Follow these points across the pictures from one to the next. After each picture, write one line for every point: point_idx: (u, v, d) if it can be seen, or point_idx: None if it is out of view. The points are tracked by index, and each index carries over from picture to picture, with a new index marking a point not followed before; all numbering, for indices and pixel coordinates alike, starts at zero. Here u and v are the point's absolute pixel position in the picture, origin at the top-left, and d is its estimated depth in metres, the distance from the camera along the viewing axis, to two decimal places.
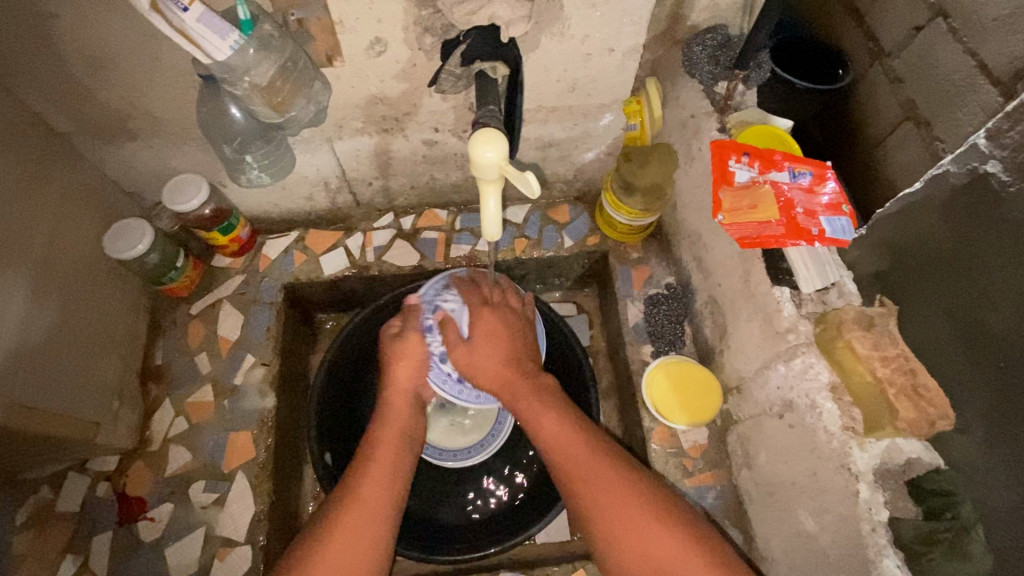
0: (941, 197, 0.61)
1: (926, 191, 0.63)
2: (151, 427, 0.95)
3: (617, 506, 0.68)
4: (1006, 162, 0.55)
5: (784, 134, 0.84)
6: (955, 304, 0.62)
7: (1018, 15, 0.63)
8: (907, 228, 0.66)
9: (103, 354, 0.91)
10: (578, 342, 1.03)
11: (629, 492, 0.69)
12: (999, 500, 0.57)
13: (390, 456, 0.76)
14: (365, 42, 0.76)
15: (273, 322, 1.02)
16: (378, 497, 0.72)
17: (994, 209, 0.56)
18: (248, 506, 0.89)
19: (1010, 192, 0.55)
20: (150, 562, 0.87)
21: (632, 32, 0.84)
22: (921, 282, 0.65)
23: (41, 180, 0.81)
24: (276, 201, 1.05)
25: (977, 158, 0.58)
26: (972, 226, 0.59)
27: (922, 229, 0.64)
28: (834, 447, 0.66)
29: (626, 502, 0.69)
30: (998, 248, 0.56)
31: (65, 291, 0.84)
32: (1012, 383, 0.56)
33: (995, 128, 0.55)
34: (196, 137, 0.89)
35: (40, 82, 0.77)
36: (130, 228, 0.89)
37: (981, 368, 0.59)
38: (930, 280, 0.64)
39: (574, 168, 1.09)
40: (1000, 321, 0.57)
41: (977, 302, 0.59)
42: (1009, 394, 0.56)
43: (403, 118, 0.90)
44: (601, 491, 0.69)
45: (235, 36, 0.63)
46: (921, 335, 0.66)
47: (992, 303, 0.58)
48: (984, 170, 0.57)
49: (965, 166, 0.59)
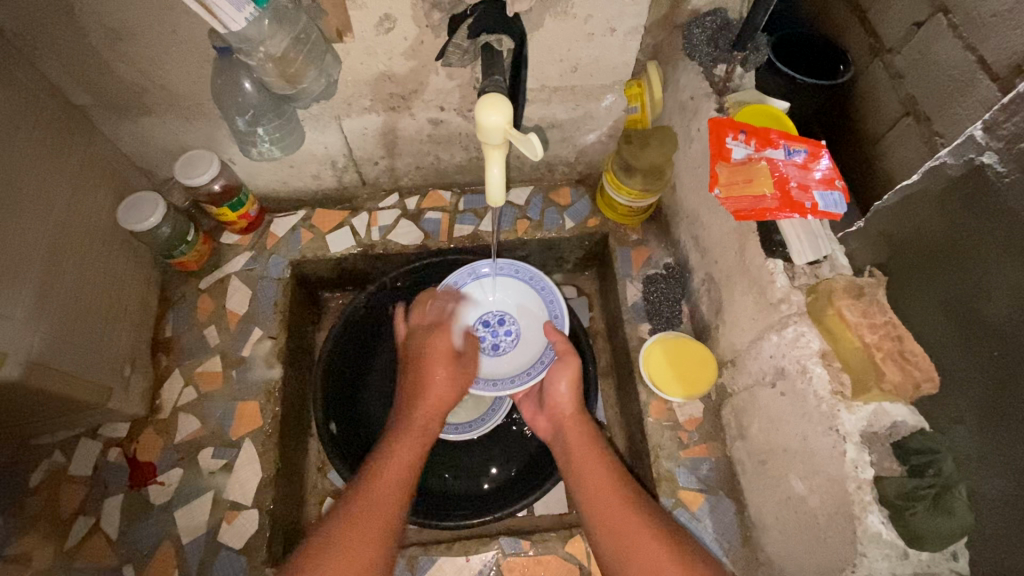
0: (938, 188, 0.63)
1: (923, 183, 0.65)
2: (161, 395, 0.97)
3: (642, 547, 0.70)
4: (1001, 153, 0.57)
5: (781, 114, 0.86)
6: (950, 292, 0.64)
7: (1016, 10, 0.70)
8: (905, 219, 0.68)
9: (116, 323, 0.93)
10: (579, 325, 1.06)
11: (649, 528, 0.72)
12: (986, 488, 0.59)
13: (405, 458, 0.75)
14: (375, 19, 0.78)
15: (280, 297, 1.05)
16: (391, 497, 0.71)
17: (992, 199, 0.58)
18: (254, 472, 0.92)
19: (1004, 183, 0.57)
20: (160, 524, 0.89)
21: (634, 13, 0.86)
22: (919, 272, 0.67)
23: (59, 150, 0.84)
24: (283, 178, 1.08)
25: (974, 149, 0.60)
26: (971, 219, 0.60)
27: (919, 220, 0.66)
28: (823, 410, 0.68)
29: (649, 537, 0.71)
30: (993, 240, 0.58)
31: (79, 262, 0.87)
32: (1006, 367, 0.57)
33: (991, 120, 0.58)
34: (209, 113, 0.92)
35: (60, 54, 0.80)
36: (143, 201, 0.91)
37: (979, 353, 0.61)
38: (927, 271, 0.66)
39: (576, 150, 1.11)
40: (996, 310, 0.59)
41: (971, 289, 0.62)
42: (1002, 376, 0.58)
43: (410, 96, 0.93)
44: (619, 516, 0.74)
45: (250, 7, 0.64)
46: (917, 320, 0.68)
47: (985, 292, 0.60)
48: (981, 161, 0.59)
49: (963, 157, 0.60)
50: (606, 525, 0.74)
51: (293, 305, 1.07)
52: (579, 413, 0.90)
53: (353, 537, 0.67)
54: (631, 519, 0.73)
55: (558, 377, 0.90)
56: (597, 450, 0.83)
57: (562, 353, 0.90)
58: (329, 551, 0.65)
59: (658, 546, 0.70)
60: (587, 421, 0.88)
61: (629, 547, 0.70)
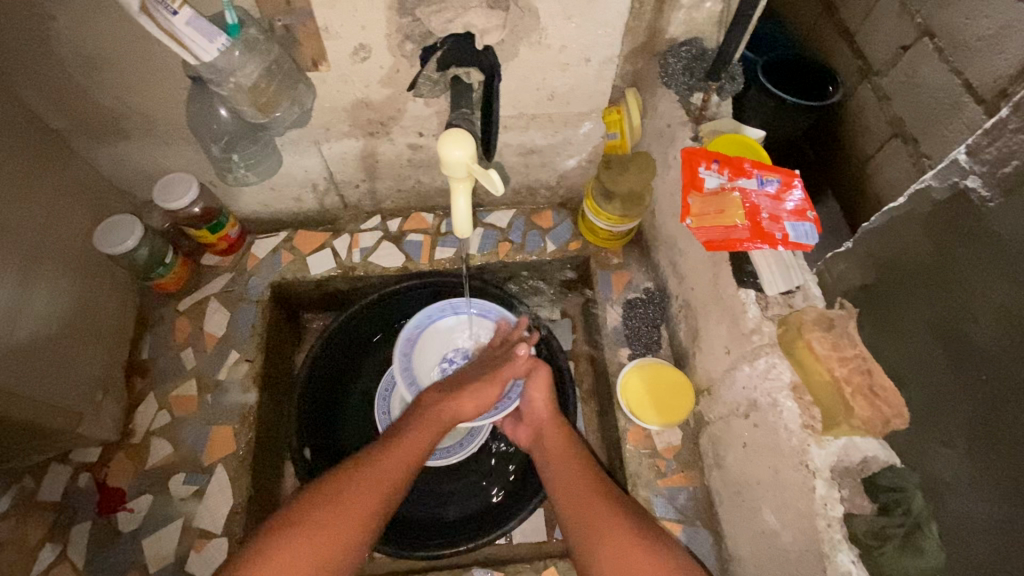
0: (923, 212, 0.63)
1: (909, 205, 0.65)
2: (134, 419, 0.97)
3: (606, 535, 0.74)
4: (985, 177, 0.56)
5: (755, 143, 0.86)
6: (937, 316, 0.62)
7: None
8: (891, 241, 0.67)
9: (90, 346, 0.93)
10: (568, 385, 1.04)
11: (622, 523, 0.75)
12: (977, 513, 0.58)
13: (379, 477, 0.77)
14: (349, 48, 0.79)
15: (259, 320, 1.04)
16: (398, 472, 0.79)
17: (975, 224, 0.57)
18: (226, 499, 0.91)
19: (989, 207, 0.56)
20: (128, 551, 0.88)
21: (607, 43, 0.87)
22: (905, 296, 0.66)
23: (34, 174, 0.84)
24: (265, 201, 1.08)
25: (958, 173, 0.59)
26: (958, 243, 0.60)
27: (906, 242, 0.65)
28: (793, 445, 0.67)
29: (623, 533, 0.73)
30: (979, 264, 0.57)
31: (52, 285, 0.86)
32: (994, 395, 0.56)
33: (975, 144, 0.57)
34: (187, 137, 0.92)
35: (36, 79, 0.80)
36: (121, 225, 0.91)
37: (967, 374, 0.59)
38: (915, 294, 0.65)
39: (557, 174, 1.12)
40: (984, 334, 0.57)
41: (956, 313, 0.60)
42: (987, 402, 0.57)
43: (388, 122, 0.93)
44: (593, 519, 0.76)
45: (224, 39, 0.65)
46: (897, 347, 0.67)
47: (971, 315, 0.59)
48: (964, 185, 0.58)
49: (946, 181, 0.60)
50: (580, 526, 0.77)
51: (272, 327, 1.06)
52: (559, 414, 0.93)
53: (348, 504, 0.73)
54: (610, 523, 0.75)
55: (534, 389, 0.93)
56: (573, 447, 0.88)
57: (527, 371, 0.94)
58: (326, 516, 0.72)
59: (636, 546, 0.72)
60: (567, 424, 0.92)
61: (597, 531, 0.75)
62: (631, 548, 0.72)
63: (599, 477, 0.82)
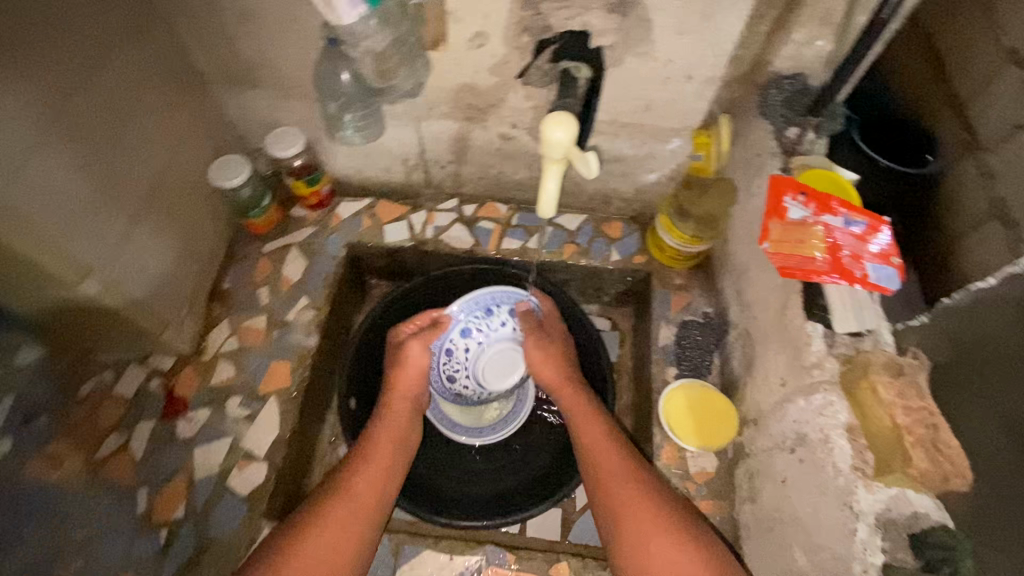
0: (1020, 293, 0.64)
1: (1003, 287, 0.66)
2: (208, 339, 1.05)
3: (625, 519, 0.76)
4: None
5: (846, 182, 0.84)
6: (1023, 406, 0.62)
7: None
8: (975, 323, 0.68)
9: (186, 265, 1.02)
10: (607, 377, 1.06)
11: (642, 502, 0.77)
12: None
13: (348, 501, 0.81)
14: (469, 34, 0.85)
15: (331, 273, 1.12)
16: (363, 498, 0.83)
17: None
18: (273, 428, 0.97)
19: None
20: (178, 456, 0.95)
21: (713, 64, 0.89)
22: (986, 382, 0.65)
23: (174, 105, 0.95)
24: (358, 166, 1.16)
25: None
26: None
27: (992, 325, 0.67)
28: (839, 484, 0.65)
29: (642, 515, 0.75)
30: None
31: (167, 204, 0.96)
32: None
33: None
34: (307, 95, 1.02)
35: (197, 24, 0.91)
36: (233, 163, 1.01)
37: None
38: (1000, 380, 0.64)
39: (635, 187, 1.14)
40: None
41: None
42: None
43: (487, 110, 0.99)
44: (617, 507, 0.78)
45: (363, 7, 0.70)
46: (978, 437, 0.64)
47: None
48: None
49: None
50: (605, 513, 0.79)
51: (341, 283, 1.14)
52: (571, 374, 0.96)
53: (336, 521, 0.78)
54: (631, 505, 0.77)
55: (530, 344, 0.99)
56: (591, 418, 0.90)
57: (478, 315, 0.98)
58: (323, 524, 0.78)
59: (657, 524, 0.74)
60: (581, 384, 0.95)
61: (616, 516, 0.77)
62: (651, 525, 0.74)
63: (624, 452, 0.84)
